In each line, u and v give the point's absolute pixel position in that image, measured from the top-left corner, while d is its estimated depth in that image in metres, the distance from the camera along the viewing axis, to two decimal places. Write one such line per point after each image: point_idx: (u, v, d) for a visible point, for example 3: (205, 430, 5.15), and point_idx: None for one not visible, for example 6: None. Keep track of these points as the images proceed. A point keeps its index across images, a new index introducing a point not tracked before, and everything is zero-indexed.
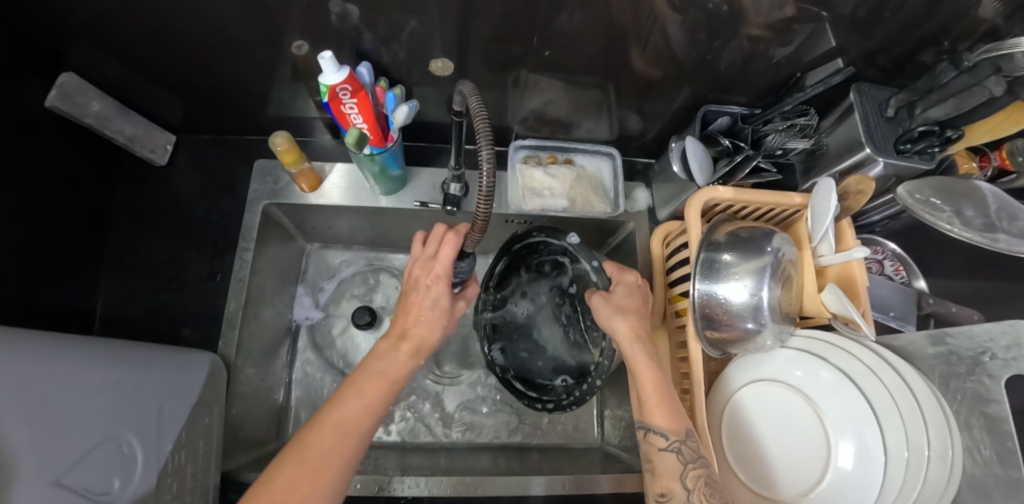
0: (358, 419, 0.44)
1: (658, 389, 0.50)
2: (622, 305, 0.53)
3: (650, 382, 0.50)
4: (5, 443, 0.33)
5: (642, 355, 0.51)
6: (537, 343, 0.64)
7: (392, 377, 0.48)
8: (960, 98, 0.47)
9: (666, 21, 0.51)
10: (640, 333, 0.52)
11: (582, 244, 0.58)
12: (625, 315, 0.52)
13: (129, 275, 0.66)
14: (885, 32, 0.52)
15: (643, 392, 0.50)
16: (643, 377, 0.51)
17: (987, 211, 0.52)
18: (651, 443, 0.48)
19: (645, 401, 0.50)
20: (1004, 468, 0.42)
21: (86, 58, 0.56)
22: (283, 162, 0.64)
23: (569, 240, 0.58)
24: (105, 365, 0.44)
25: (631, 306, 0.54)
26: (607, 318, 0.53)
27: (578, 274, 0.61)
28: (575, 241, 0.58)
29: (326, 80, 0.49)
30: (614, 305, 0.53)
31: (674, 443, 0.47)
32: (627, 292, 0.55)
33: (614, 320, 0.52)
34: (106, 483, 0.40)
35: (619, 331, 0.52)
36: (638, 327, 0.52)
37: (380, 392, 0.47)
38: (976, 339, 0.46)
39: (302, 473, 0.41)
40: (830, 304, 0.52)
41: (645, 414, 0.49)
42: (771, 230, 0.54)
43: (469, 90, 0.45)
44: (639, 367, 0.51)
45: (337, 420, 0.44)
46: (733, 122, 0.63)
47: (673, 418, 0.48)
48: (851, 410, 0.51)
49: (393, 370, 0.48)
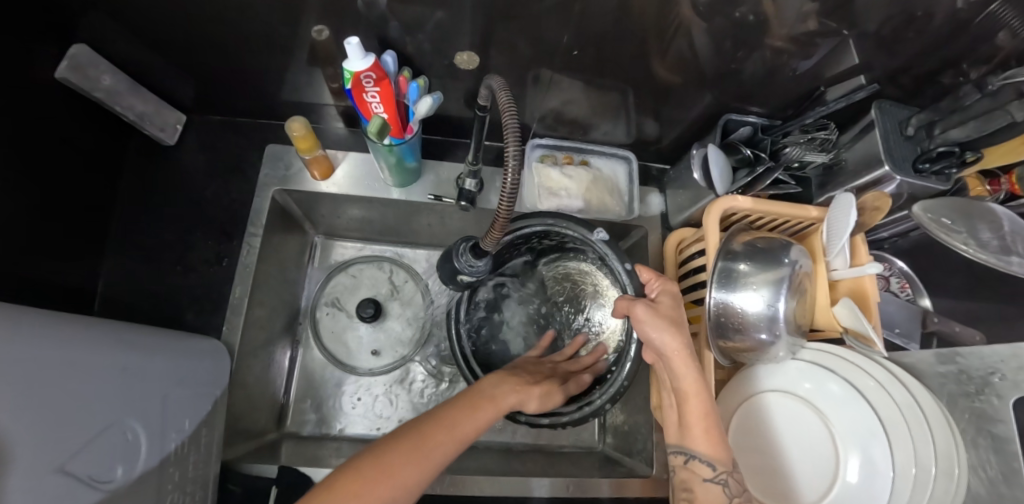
0: (473, 426, 0.46)
1: (707, 416, 0.48)
2: (671, 317, 0.52)
3: (699, 406, 0.48)
4: (33, 418, 0.32)
5: (694, 373, 0.49)
6: (503, 342, 0.72)
7: (502, 405, 0.51)
8: (981, 121, 0.48)
9: (692, 29, 0.51)
10: (690, 350, 0.50)
11: (609, 239, 0.62)
12: (674, 330, 0.50)
13: (131, 255, 0.64)
14: (909, 51, 0.52)
15: (690, 416, 0.49)
16: (690, 400, 0.49)
17: (1001, 232, 0.53)
18: (693, 472, 0.48)
19: (687, 426, 0.49)
20: (1009, 487, 0.43)
21: (99, 32, 0.54)
22: (298, 148, 0.62)
23: (597, 235, 0.62)
24: (116, 348, 0.43)
25: (677, 318, 0.52)
26: (655, 329, 0.51)
27: (575, 280, 0.72)
28: (602, 237, 0.62)
29: (350, 67, 0.48)
30: (660, 315, 0.51)
31: (720, 474, 0.46)
32: (670, 303, 0.54)
33: (660, 330, 0.50)
34: (111, 470, 0.38)
35: (668, 346, 0.50)
36: (687, 343, 0.50)
37: (491, 413, 0.49)
38: (985, 360, 0.46)
39: (419, 444, 0.41)
40: (843, 319, 0.53)
41: (686, 438, 0.49)
42: (788, 242, 0.55)
43: (499, 84, 0.44)
44: (687, 386, 0.49)
45: (459, 413, 0.46)
46: (753, 132, 0.63)
47: (716, 446, 0.47)
48: (861, 424, 0.52)
49: (504, 401, 0.51)
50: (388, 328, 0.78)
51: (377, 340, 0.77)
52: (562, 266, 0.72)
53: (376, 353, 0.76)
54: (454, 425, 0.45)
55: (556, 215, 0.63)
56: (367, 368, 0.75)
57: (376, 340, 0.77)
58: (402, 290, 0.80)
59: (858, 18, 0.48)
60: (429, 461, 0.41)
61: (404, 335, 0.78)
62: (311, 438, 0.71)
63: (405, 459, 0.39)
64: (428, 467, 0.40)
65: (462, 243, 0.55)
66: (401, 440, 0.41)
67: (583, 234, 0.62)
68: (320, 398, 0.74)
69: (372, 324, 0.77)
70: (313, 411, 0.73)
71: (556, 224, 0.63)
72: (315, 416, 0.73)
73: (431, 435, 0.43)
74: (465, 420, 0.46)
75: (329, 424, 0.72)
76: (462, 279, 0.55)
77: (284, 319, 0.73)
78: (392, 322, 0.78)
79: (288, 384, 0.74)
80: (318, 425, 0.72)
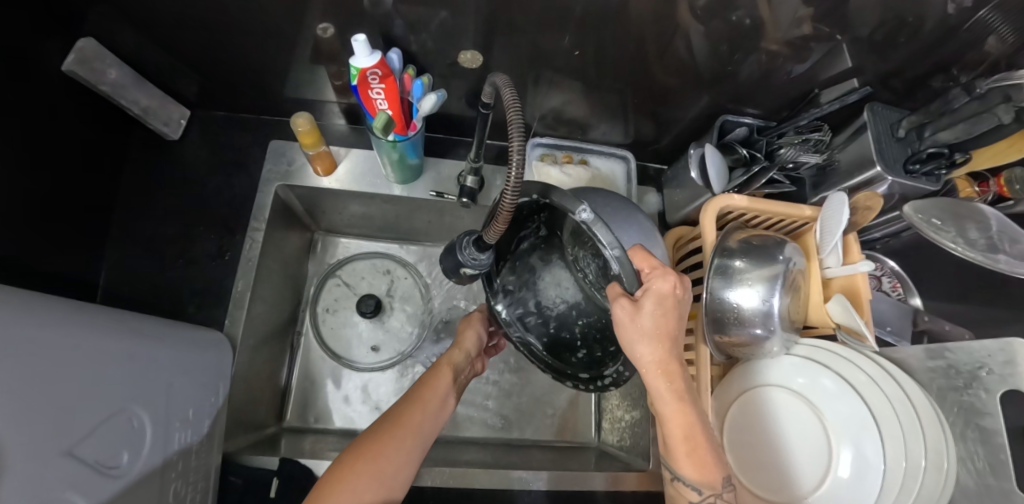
0: (432, 399, 0.53)
1: (688, 440, 0.46)
2: (644, 330, 0.41)
3: (680, 431, 0.46)
4: (40, 403, 0.32)
5: (668, 391, 0.45)
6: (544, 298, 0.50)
7: (450, 371, 0.58)
8: (969, 124, 0.50)
9: (690, 30, 0.52)
10: (666, 364, 0.45)
11: (600, 221, 0.37)
12: (654, 343, 0.43)
13: (133, 247, 0.65)
14: (900, 56, 0.54)
15: (672, 439, 0.47)
16: (672, 424, 0.46)
17: (989, 232, 0.55)
18: (681, 491, 0.48)
19: (674, 447, 0.47)
20: (996, 478, 0.45)
21: (106, 27, 0.54)
22: (302, 143, 0.63)
23: (577, 217, 0.38)
24: (123, 335, 0.43)
25: (665, 329, 0.44)
26: (632, 342, 0.42)
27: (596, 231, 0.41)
28: (587, 217, 0.37)
29: (356, 63, 0.48)
30: (636, 326, 0.40)
31: (707, 496, 0.46)
32: (654, 306, 0.42)
33: (643, 345, 0.43)
34: (116, 456, 0.39)
35: (646, 360, 0.44)
36: (666, 359, 0.45)
37: (444, 381, 0.56)
38: (974, 354, 0.48)
39: (389, 426, 0.48)
40: (836, 316, 0.55)
41: (673, 460, 0.47)
42: (783, 240, 0.56)
43: (503, 81, 0.45)
44: (667, 411, 0.46)
45: (414, 394, 0.53)
46: (749, 132, 0.64)
47: (704, 471, 0.46)
48: (854, 419, 0.52)
49: (450, 367, 0.58)
50: (387, 324, 0.78)
51: (375, 336, 0.77)
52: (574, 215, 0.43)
53: (376, 349, 0.77)
54: (421, 396, 0.52)
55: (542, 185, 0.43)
56: (367, 363, 0.76)
57: (374, 335, 0.77)
58: (404, 288, 0.81)
59: (851, 22, 0.50)
60: (405, 440, 0.47)
61: (404, 330, 0.78)
62: (310, 432, 0.72)
63: (391, 434, 0.47)
64: (409, 438, 0.48)
65: (466, 237, 0.52)
66: (382, 425, 0.48)
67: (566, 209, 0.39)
68: (319, 392, 0.74)
69: (372, 320, 0.78)
70: (313, 407, 0.74)
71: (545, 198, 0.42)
72: (316, 409, 0.74)
73: (407, 411, 0.50)
74: (429, 392, 0.53)
75: (328, 419, 0.73)
76: (465, 273, 0.53)
77: (285, 313, 0.74)
78: (392, 318, 0.79)
79: (289, 377, 0.75)
80: (317, 419, 0.73)
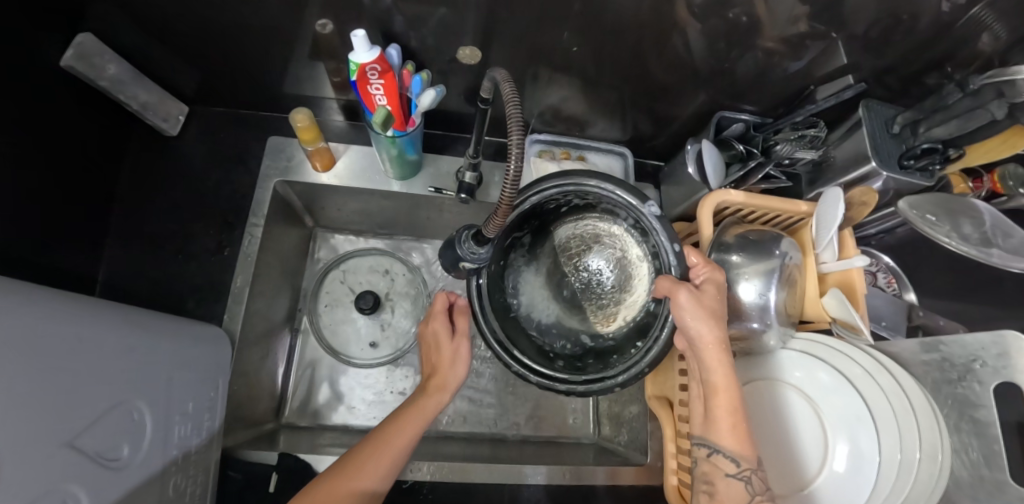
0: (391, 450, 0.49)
1: (735, 412, 0.46)
2: (712, 309, 0.47)
3: (729, 404, 0.46)
4: (41, 395, 0.32)
5: (729, 367, 0.46)
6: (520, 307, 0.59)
7: (422, 413, 0.52)
8: (962, 120, 0.50)
9: (687, 28, 0.53)
10: (725, 344, 0.47)
11: (662, 214, 0.54)
12: (719, 323, 0.47)
13: (131, 243, 0.65)
14: (895, 53, 0.54)
15: (717, 411, 0.46)
16: (720, 395, 0.46)
17: (983, 228, 0.55)
18: (715, 466, 0.45)
19: (716, 419, 0.46)
20: (990, 470, 0.45)
21: (105, 22, 0.54)
22: (300, 139, 0.63)
23: (647, 207, 0.53)
24: (122, 328, 0.43)
25: (720, 312, 0.48)
26: (693, 318, 0.47)
27: (602, 244, 0.59)
28: (654, 210, 0.54)
29: (355, 58, 0.49)
30: (702, 306, 0.47)
31: (743, 471, 0.44)
32: (715, 294, 0.49)
33: (708, 323, 0.47)
34: (117, 448, 0.39)
35: (705, 337, 0.47)
36: (724, 338, 0.47)
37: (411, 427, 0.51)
38: (967, 347, 0.48)
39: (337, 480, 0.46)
40: (831, 309, 0.55)
41: (711, 432, 0.46)
42: (779, 235, 0.57)
43: (501, 76, 0.45)
44: (719, 381, 0.46)
45: (376, 440, 0.49)
46: (746, 129, 0.65)
47: (744, 443, 0.45)
48: (850, 411, 0.53)
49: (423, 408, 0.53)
50: (385, 320, 0.79)
51: (374, 332, 0.78)
52: (588, 225, 0.60)
53: (374, 345, 0.77)
54: (383, 444, 0.49)
55: (574, 183, 0.56)
56: (366, 359, 0.76)
57: (373, 331, 0.78)
58: (403, 286, 0.81)
59: (847, 20, 0.50)
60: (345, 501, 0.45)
61: (403, 327, 0.79)
62: (309, 429, 0.72)
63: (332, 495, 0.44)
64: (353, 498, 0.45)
65: (464, 230, 0.52)
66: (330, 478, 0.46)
67: (632, 203, 0.55)
68: (318, 389, 0.75)
69: (370, 317, 0.78)
70: (311, 403, 0.74)
71: (589, 184, 0.55)
72: (315, 405, 0.74)
73: (362, 463, 0.47)
74: (389, 440, 0.49)
75: (328, 415, 0.73)
76: (463, 267, 0.53)
77: (284, 310, 0.74)
78: (390, 314, 0.79)
79: (288, 373, 0.75)
80: (316, 415, 0.73)
